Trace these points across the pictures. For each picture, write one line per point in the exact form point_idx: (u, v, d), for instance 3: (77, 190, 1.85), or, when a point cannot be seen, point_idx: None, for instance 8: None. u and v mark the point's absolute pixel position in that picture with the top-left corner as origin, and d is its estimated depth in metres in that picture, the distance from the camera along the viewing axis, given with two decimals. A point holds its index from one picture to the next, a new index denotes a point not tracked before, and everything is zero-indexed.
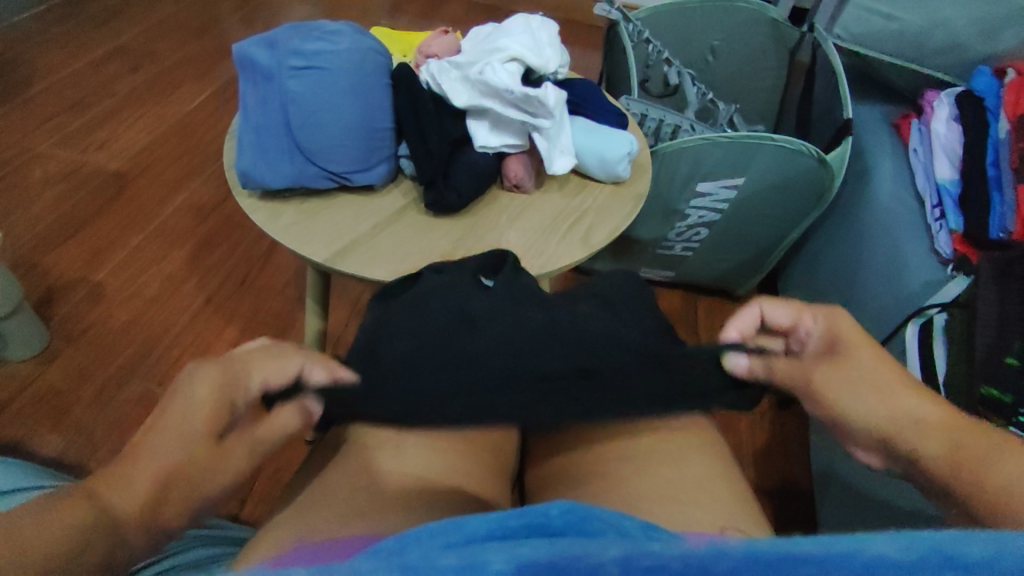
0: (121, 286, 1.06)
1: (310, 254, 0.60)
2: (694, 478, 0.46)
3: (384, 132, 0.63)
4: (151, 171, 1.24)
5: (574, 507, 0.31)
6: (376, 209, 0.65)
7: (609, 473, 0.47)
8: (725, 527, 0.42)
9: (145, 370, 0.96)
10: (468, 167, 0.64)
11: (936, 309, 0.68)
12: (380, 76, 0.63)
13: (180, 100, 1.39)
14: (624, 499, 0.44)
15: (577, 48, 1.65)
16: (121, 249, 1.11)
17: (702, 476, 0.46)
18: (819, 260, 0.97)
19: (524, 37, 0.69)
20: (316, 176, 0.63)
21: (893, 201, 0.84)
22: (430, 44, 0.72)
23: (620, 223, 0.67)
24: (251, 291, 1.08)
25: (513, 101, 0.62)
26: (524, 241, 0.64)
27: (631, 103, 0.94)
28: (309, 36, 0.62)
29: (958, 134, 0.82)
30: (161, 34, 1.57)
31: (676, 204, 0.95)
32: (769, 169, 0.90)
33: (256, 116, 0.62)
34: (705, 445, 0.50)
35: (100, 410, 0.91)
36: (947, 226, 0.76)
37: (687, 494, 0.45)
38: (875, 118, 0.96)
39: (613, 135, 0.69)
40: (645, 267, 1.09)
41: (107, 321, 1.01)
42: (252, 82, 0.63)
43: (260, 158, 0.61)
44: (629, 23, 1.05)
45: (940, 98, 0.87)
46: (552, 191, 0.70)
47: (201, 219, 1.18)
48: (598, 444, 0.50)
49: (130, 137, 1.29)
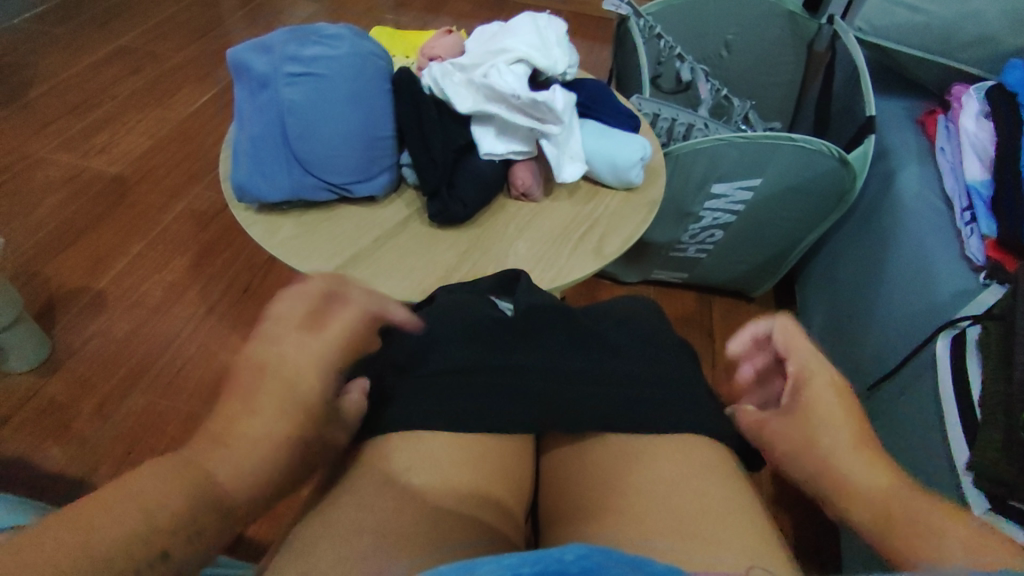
0: (122, 294, 1.04)
1: (310, 270, 0.58)
2: (715, 514, 0.43)
3: (385, 141, 0.61)
4: (152, 175, 1.22)
5: (589, 551, 0.28)
6: (378, 221, 0.62)
7: (624, 507, 0.44)
8: (750, 566, 0.38)
9: (147, 381, 0.94)
10: (473, 175, 0.61)
11: (968, 321, 0.65)
12: (381, 82, 0.61)
13: (181, 102, 1.37)
14: (637, 535, 0.41)
15: (585, 42, 1.61)
16: (123, 256, 1.09)
17: (724, 513, 0.43)
18: (839, 262, 0.93)
19: (530, 36, 0.66)
20: (314, 188, 0.60)
21: (919, 203, 0.81)
22: (433, 46, 0.69)
23: (632, 232, 0.64)
24: (254, 298, 1.06)
25: (519, 106, 0.59)
26: (533, 253, 0.61)
27: (642, 103, 0.91)
28: (306, 41, 0.60)
29: (990, 133, 0.78)
30: (162, 35, 1.54)
31: (689, 207, 0.91)
32: (788, 170, 0.86)
33: (251, 125, 0.59)
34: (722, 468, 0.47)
35: (102, 423, 0.89)
36: (979, 231, 0.72)
37: (708, 532, 0.41)
38: (900, 114, 0.92)
39: (625, 140, 0.65)
40: (657, 270, 1.05)
41: (108, 331, 0.99)
42: (248, 89, 0.61)
43: (256, 169, 0.59)
44: (640, 18, 1.01)
45: (970, 93, 0.83)
46: (562, 199, 0.66)
47: (203, 225, 1.16)
48: (611, 472, 0.47)
49: (132, 141, 1.27)
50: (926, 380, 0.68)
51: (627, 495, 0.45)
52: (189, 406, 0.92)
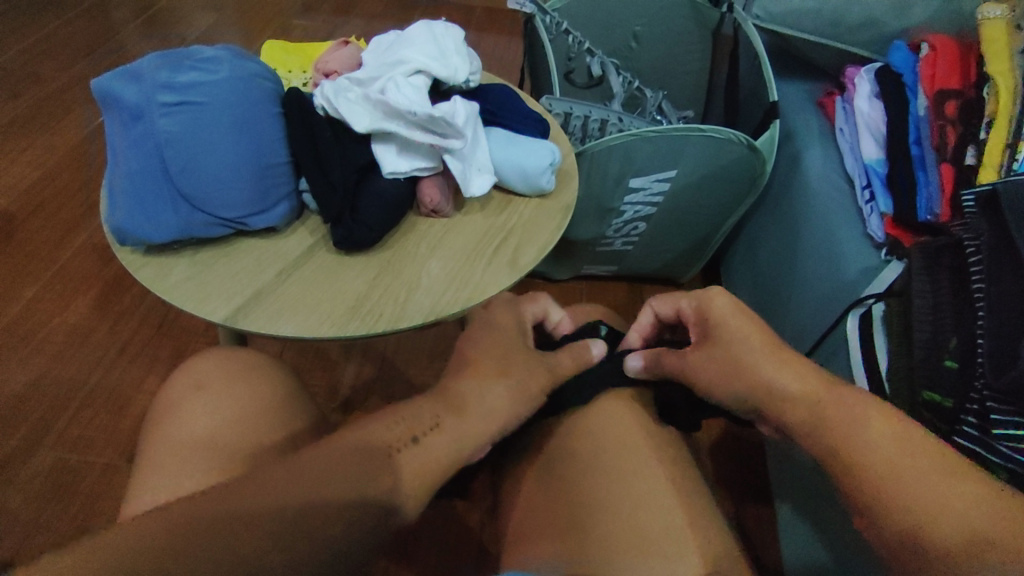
0: (19, 343, 0.96)
1: (207, 313, 0.54)
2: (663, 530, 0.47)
3: (280, 167, 0.58)
4: (44, 209, 1.12)
5: None
6: (281, 253, 0.59)
7: (594, 530, 0.47)
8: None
9: (55, 434, 0.87)
10: (377, 197, 0.58)
11: (872, 299, 0.68)
12: (269, 105, 0.58)
13: (71, 126, 1.27)
14: None
15: (501, 37, 1.59)
16: (16, 301, 1.00)
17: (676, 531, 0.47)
18: (758, 242, 0.96)
19: (427, 46, 0.63)
20: (206, 225, 0.56)
21: (824, 183, 0.84)
22: (327, 61, 0.67)
23: (548, 241, 0.63)
24: (170, 334, 0.99)
25: (418, 122, 0.57)
26: (446, 271, 0.59)
27: (553, 103, 0.90)
28: (181, 66, 0.56)
29: (881, 113, 0.82)
30: (45, 54, 1.42)
31: (609, 203, 0.91)
32: (700, 160, 0.87)
33: (127, 162, 0.55)
34: (677, 443, 0.54)
35: (6, 488, 0.82)
36: (877, 209, 0.75)
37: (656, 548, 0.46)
38: (801, 97, 0.96)
39: (534, 147, 0.64)
40: (586, 265, 1.06)
41: (6, 385, 0.91)
42: (119, 120, 0.56)
43: (136, 210, 0.54)
44: (546, 15, 1.00)
45: (861, 75, 0.87)
46: (474, 211, 0.65)
47: (106, 258, 1.07)
48: (584, 496, 0.49)
49: (17, 174, 1.17)
50: (840, 359, 0.71)
51: (637, 504, 0.48)
52: (105, 457, 0.86)
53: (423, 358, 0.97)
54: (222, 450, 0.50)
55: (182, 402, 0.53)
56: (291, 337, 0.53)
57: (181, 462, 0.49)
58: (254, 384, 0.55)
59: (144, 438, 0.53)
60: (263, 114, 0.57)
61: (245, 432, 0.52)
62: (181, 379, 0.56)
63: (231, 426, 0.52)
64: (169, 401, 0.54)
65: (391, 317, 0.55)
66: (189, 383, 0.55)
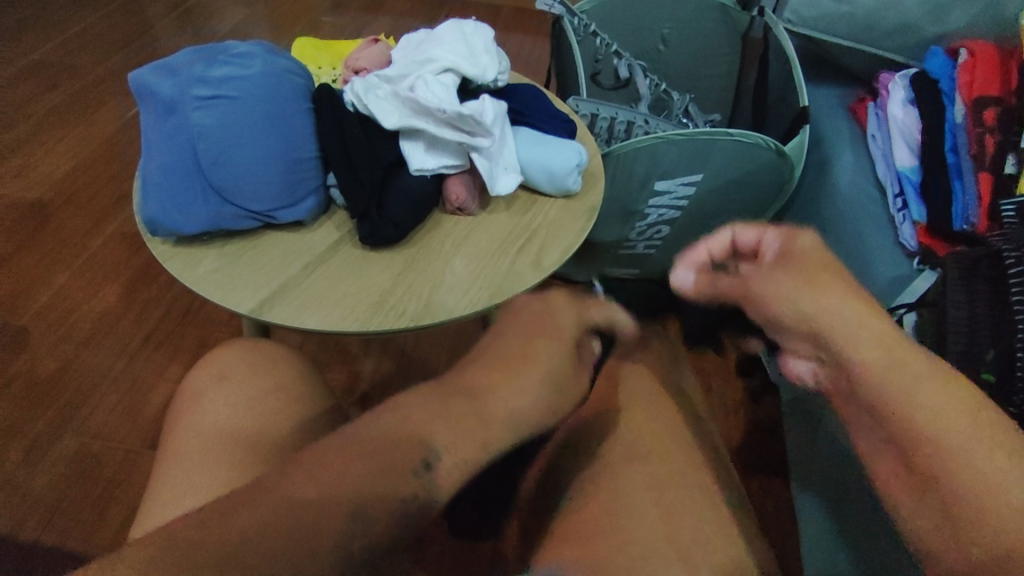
0: (49, 329, 0.98)
1: (234, 304, 0.55)
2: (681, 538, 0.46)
3: (309, 161, 0.58)
4: (76, 199, 1.15)
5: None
6: (307, 246, 0.59)
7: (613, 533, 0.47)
8: None
9: (81, 419, 0.89)
10: (404, 194, 0.59)
11: (904, 309, 0.66)
12: (300, 100, 0.59)
13: (105, 117, 1.29)
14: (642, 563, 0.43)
15: (528, 37, 1.59)
16: (47, 288, 1.03)
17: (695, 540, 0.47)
18: None
19: (457, 44, 0.64)
20: (235, 217, 0.56)
21: (854, 190, 0.82)
22: (358, 57, 0.67)
23: (572, 241, 0.63)
24: (195, 324, 1.01)
25: (447, 120, 0.58)
26: (471, 270, 0.59)
27: (580, 104, 0.90)
28: (215, 61, 0.57)
29: (915, 120, 0.80)
30: (81, 47, 1.46)
31: (634, 205, 0.91)
32: (727, 163, 0.86)
33: (161, 154, 0.55)
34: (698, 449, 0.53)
35: (32, 470, 0.84)
36: (910, 217, 0.74)
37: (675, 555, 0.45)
38: (832, 102, 0.94)
39: (561, 147, 0.64)
40: (608, 268, 1.05)
41: (35, 369, 0.93)
42: (153, 113, 0.57)
43: (168, 201, 0.55)
44: (574, 16, 1.00)
45: (895, 80, 0.85)
46: (499, 210, 0.65)
47: (135, 248, 1.09)
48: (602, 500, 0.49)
49: (52, 163, 1.20)
50: None
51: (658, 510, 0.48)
52: (128, 443, 0.88)
53: (443, 355, 0.97)
54: (244, 441, 0.51)
55: (206, 392, 0.54)
56: (316, 331, 0.54)
57: (204, 451, 0.50)
58: (278, 376, 0.56)
59: (168, 426, 0.54)
60: (294, 109, 0.58)
61: (267, 423, 0.52)
62: (205, 369, 0.56)
63: (253, 417, 0.52)
64: (192, 391, 0.55)
65: (415, 313, 0.55)
66: (213, 373, 0.56)
